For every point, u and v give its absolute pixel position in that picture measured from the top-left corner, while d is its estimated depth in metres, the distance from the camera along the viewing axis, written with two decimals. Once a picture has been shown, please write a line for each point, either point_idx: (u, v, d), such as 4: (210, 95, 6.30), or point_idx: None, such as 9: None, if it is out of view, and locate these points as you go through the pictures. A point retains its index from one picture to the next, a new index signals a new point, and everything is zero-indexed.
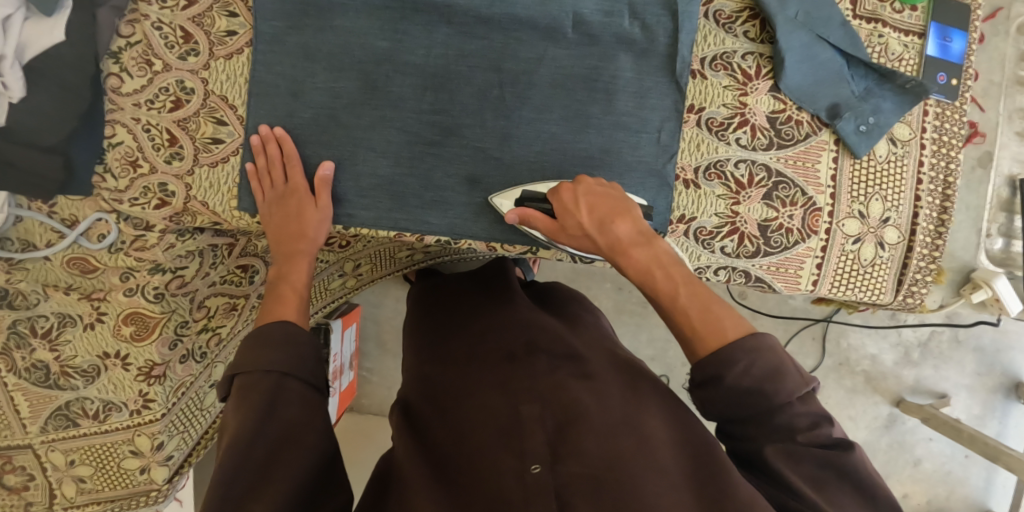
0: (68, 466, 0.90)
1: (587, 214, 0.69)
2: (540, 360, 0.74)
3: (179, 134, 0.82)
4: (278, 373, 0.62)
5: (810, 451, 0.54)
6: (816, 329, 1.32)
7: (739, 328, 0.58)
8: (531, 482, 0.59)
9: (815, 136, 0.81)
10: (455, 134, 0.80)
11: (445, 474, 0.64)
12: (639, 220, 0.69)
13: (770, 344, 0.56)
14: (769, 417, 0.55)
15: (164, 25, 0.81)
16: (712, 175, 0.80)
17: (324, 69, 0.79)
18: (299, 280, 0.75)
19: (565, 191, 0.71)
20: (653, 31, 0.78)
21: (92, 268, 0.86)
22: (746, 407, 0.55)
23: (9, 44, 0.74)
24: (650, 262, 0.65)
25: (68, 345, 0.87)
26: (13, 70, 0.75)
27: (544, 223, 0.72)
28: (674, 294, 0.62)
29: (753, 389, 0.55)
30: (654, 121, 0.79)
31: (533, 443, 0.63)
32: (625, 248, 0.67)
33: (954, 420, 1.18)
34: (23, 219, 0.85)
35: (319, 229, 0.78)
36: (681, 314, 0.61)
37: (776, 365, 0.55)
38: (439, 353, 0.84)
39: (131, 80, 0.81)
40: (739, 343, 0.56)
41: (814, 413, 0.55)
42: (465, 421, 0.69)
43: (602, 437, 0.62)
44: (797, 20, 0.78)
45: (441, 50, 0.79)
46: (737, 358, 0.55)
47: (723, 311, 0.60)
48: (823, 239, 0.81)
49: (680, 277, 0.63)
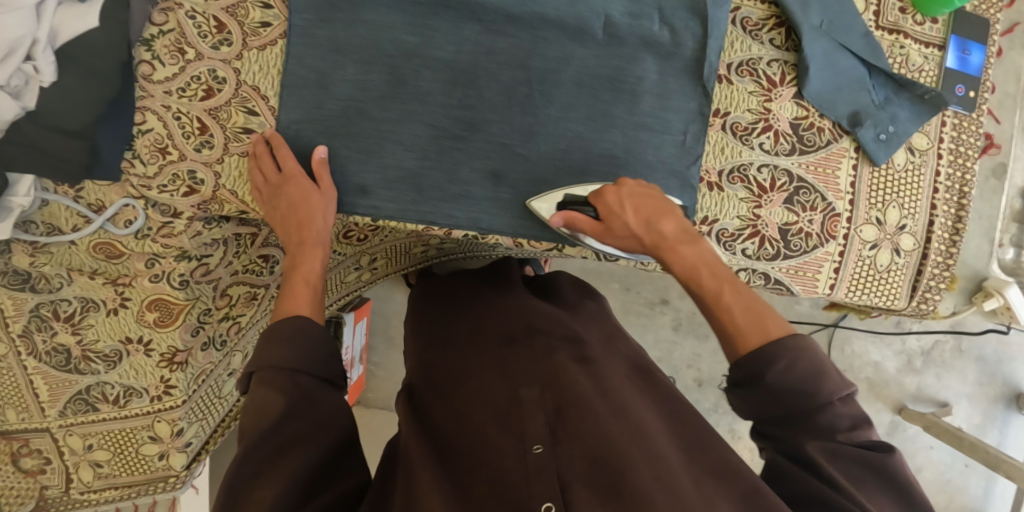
0: (85, 450, 0.91)
1: (633, 215, 0.70)
2: (539, 344, 0.76)
3: (210, 123, 0.82)
4: (288, 372, 0.62)
5: (852, 450, 0.54)
6: (822, 335, 1.34)
7: (782, 328, 0.59)
8: (532, 461, 0.59)
9: (836, 143, 0.82)
10: (479, 130, 0.79)
11: (445, 452, 0.65)
12: (682, 220, 0.71)
13: (811, 344, 0.57)
14: (813, 417, 0.55)
15: (198, 14, 0.82)
16: (736, 178, 0.81)
17: (352, 63, 0.79)
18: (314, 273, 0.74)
19: (609, 194, 0.71)
20: (680, 35, 0.78)
21: (117, 253, 0.87)
22: (784, 405, 0.56)
23: (43, 27, 0.76)
24: (696, 261, 0.66)
25: (91, 329, 0.88)
26: (45, 54, 0.77)
27: (588, 225, 0.73)
28: (717, 291, 0.64)
29: (794, 387, 0.55)
30: (678, 124, 0.79)
31: (532, 425, 0.63)
32: (671, 247, 0.68)
33: (955, 428, 1.20)
34: (48, 203, 0.86)
35: (324, 221, 0.77)
36: (726, 310, 0.62)
37: (819, 364, 0.56)
38: (443, 342, 0.85)
39: (163, 68, 0.83)
40: (780, 341, 0.57)
41: (854, 415, 0.55)
42: (466, 404, 0.70)
43: (602, 419, 0.62)
44: (821, 28, 0.80)
45: (469, 47, 0.78)
46: (778, 356, 0.56)
47: (767, 311, 0.61)
48: (840, 243, 0.83)
49: (724, 275, 0.65)
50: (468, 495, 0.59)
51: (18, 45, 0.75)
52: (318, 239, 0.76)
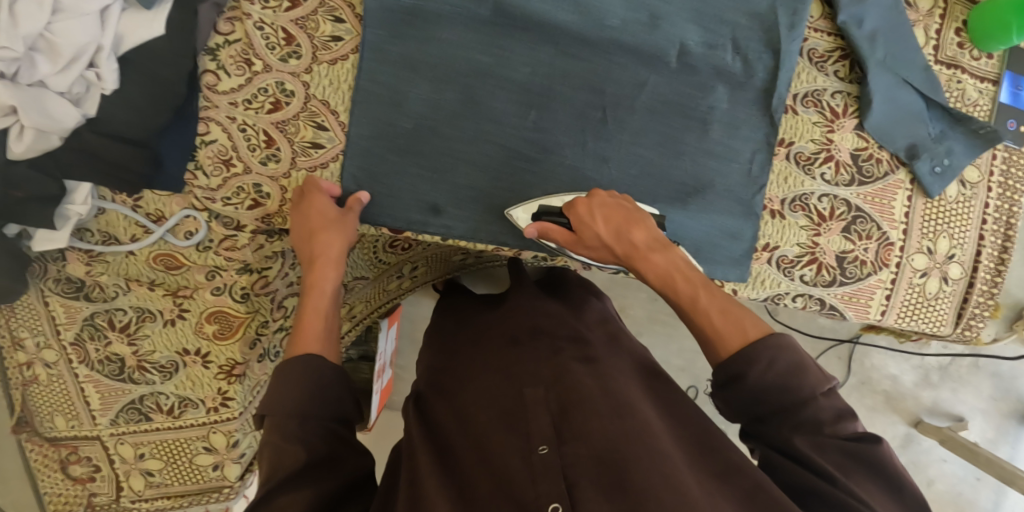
0: (136, 460, 0.91)
1: (603, 226, 0.72)
2: (543, 346, 0.77)
3: (277, 137, 0.82)
4: (297, 417, 0.60)
5: (841, 443, 0.56)
6: (842, 349, 1.38)
7: (760, 328, 0.61)
8: (538, 461, 0.59)
9: (893, 175, 0.84)
10: (551, 152, 0.79)
11: (449, 450, 0.65)
12: (653, 228, 0.72)
13: (789, 341, 0.59)
14: (796, 412, 0.57)
15: (266, 25, 0.81)
16: (798, 207, 0.83)
17: (426, 80, 0.78)
18: (324, 291, 0.72)
19: (580, 206, 0.73)
20: (752, 66, 0.79)
21: (177, 265, 0.86)
22: (768, 403, 0.58)
23: (107, 35, 0.77)
24: (672, 267, 0.68)
25: (147, 340, 0.87)
26: (108, 62, 0.77)
27: (561, 235, 0.74)
28: (694, 298, 0.65)
29: (776, 383, 0.58)
30: (745, 152, 0.81)
31: (537, 425, 0.63)
32: (644, 255, 0.70)
33: (970, 443, 1.24)
34: (105, 211, 0.86)
35: (337, 241, 0.75)
36: (704, 316, 0.64)
37: (798, 360, 0.58)
38: (449, 351, 0.87)
39: (229, 78, 0.82)
40: (760, 341, 0.59)
41: (837, 407, 0.57)
42: (472, 404, 0.70)
43: (606, 419, 0.62)
44: (885, 62, 0.81)
45: (544, 69, 0.78)
46: (760, 355, 0.58)
47: (743, 313, 0.63)
48: (893, 271, 0.85)
49: (697, 281, 0.67)
50: (473, 494, 0.59)
51: (82, 52, 0.76)
52: (331, 259, 0.74)
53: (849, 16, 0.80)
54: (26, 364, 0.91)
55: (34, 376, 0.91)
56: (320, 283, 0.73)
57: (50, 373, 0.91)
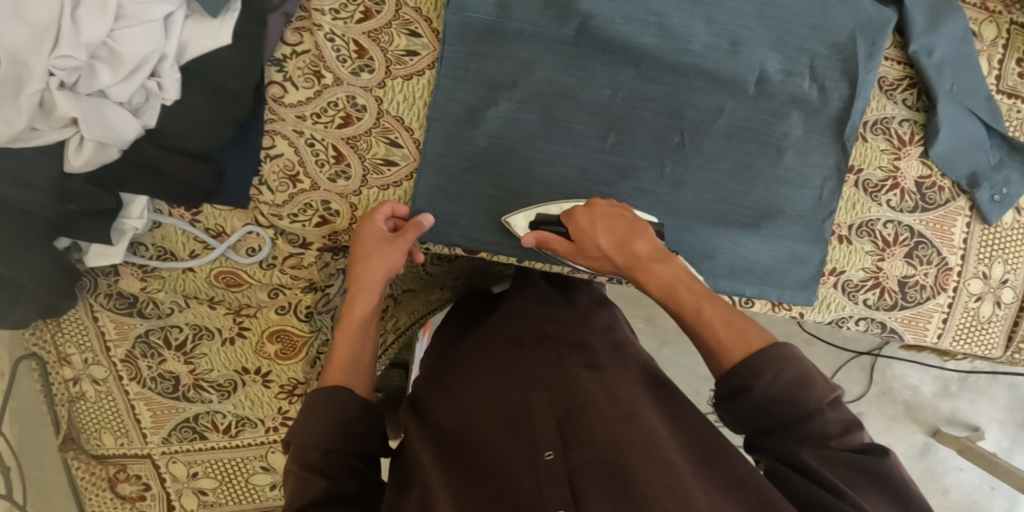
0: (189, 478, 0.89)
1: (604, 235, 0.70)
2: (547, 350, 0.72)
3: (347, 153, 0.79)
4: (320, 450, 0.58)
5: (848, 455, 0.50)
6: (864, 360, 1.41)
7: (766, 340, 0.56)
8: (544, 468, 0.54)
9: (953, 201, 0.85)
10: (629, 176, 0.80)
11: (452, 457, 0.60)
12: (654, 239, 0.69)
13: (796, 352, 0.54)
14: (801, 425, 0.52)
15: (337, 37, 0.78)
16: (864, 232, 0.84)
17: (505, 100, 0.77)
18: (354, 322, 0.70)
19: (580, 213, 0.72)
20: (828, 94, 0.80)
21: (240, 283, 0.85)
22: (772, 416, 0.53)
23: (171, 43, 0.74)
24: (672, 277, 0.65)
25: (204, 359, 0.86)
26: (170, 71, 0.74)
27: (560, 244, 0.73)
28: (696, 309, 0.61)
29: (782, 397, 0.53)
30: (816, 179, 0.82)
31: (543, 429, 0.58)
32: (645, 265, 0.67)
33: (989, 453, 1.28)
34: (161, 225, 0.83)
35: (382, 266, 0.73)
36: (706, 326, 0.59)
37: (805, 372, 0.53)
38: (453, 354, 0.82)
39: (296, 91, 0.79)
40: (763, 353, 0.54)
41: (844, 420, 0.52)
42: (473, 406, 0.65)
43: (612, 424, 0.57)
44: (952, 92, 0.82)
45: (625, 93, 0.78)
46: (765, 367, 0.53)
47: (748, 323, 0.58)
48: (950, 295, 0.87)
49: (701, 291, 0.63)
50: (476, 497, 0.53)
51: (145, 61, 0.72)
52: (373, 283, 0.72)
53: (919, 46, 0.81)
54: (73, 380, 0.89)
55: (81, 393, 0.89)
56: (358, 308, 0.70)
57: (99, 389, 0.88)
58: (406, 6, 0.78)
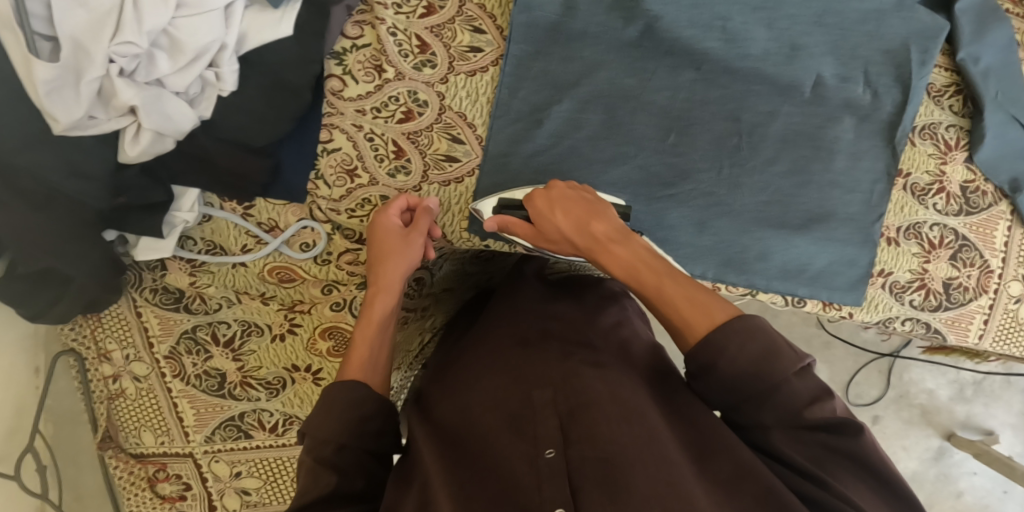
0: (233, 478, 0.87)
1: (563, 217, 0.70)
2: (551, 348, 0.68)
3: (408, 148, 0.79)
4: (335, 444, 0.57)
5: (818, 436, 0.50)
6: (882, 363, 1.45)
7: (728, 312, 0.55)
8: (544, 466, 0.53)
9: (996, 206, 0.86)
10: (689, 177, 0.81)
11: (460, 454, 0.59)
12: (614, 220, 0.69)
13: (759, 324, 0.53)
14: (768, 398, 0.51)
15: (399, 31, 0.77)
16: (911, 235, 0.86)
17: (569, 99, 0.79)
18: (374, 321, 0.68)
19: (538, 198, 0.72)
20: (880, 99, 0.82)
21: (294, 278, 0.84)
22: (740, 390, 0.53)
23: (231, 33, 0.71)
24: (632, 257, 0.65)
25: (252, 355, 0.85)
26: (229, 61, 0.72)
27: (522, 229, 0.73)
28: (658, 288, 0.60)
29: (748, 371, 0.51)
30: (866, 182, 0.83)
31: (545, 427, 0.57)
32: (604, 245, 0.67)
33: (1005, 458, 1.30)
34: (212, 219, 0.81)
35: (404, 264, 0.73)
36: (668, 303, 0.59)
37: (769, 342, 0.51)
38: (456, 343, 0.80)
39: (356, 85, 0.78)
40: (725, 326, 0.53)
41: (813, 389, 0.50)
42: (476, 402, 0.63)
43: (615, 422, 0.55)
44: (996, 99, 0.83)
45: (685, 95, 0.80)
46: (728, 340, 0.52)
47: (711, 297, 0.57)
48: (991, 298, 0.88)
49: (662, 270, 0.62)
50: (480, 497, 0.53)
51: (205, 50, 0.70)
52: (390, 283, 0.71)
53: (967, 54, 0.83)
54: (112, 377, 0.86)
55: (120, 390, 0.86)
56: (377, 306, 0.70)
57: (139, 386, 0.86)
58: (470, 2, 0.78)
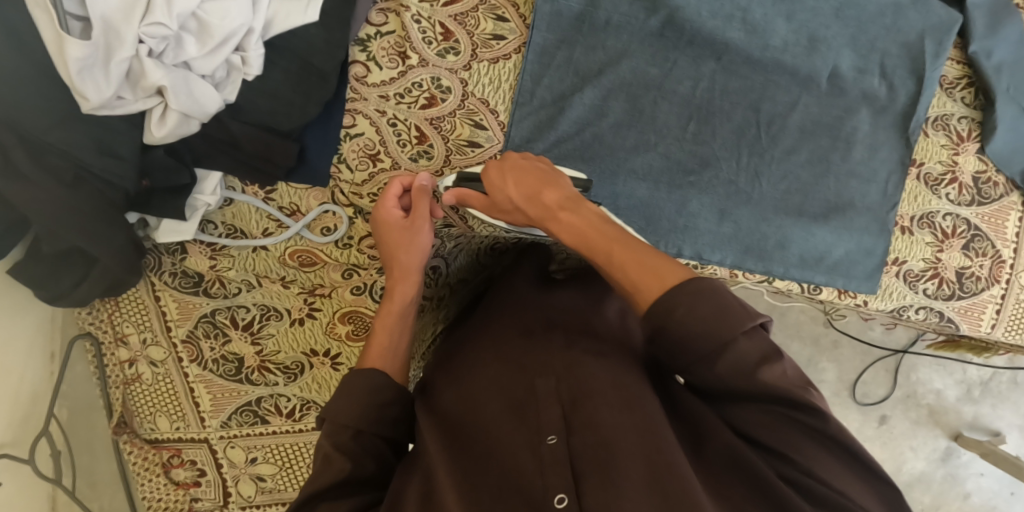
0: (248, 464, 0.87)
1: (514, 188, 0.69)
2: (557, 338, 0.64)
3: (430, 133, 0.80)
4: (353, 430, 0.56)
5: (777, 408, 0.47)
6: (889, 362, 1.45)
7: (679, 273, 0.52)
8: (546, 453, 0.50)
9: (1006, 197, 0.88)
10: (711, 166, 0.82)
11: (459, 441, 0.56)
12: (568, 188, 0.68)
13: (711, 284, 0.49)
14: (714, 361, 0.47)
15: (424, 19, 0.79)
16: (924, 224, 0.87)
17: (591, 87, 0.79)
18: (394, 312, 0.70)
19: (490, 169, 0.71)
20: (896, 91, 0.83)
21: (315, 262, 0.84)
22: (686, 353, 0.49)
23: (258, 18, 0.72)
24: (582, 223, 0.62)
25: (271, 339, 0.85)
26: (256, 45, 0.72)
27: (478, 201, 0.74)
28: (607, 253, 0.58)
29: (697, 334, 0.47)
30: (882, 172, 0.85)
31: (548, 414, 0.54)
32: (555, 215, 0.65)
33: (1013, 457, 1.30)
34: (234, 203, 0.82)
35: (418, 251, 0.74)
36: (617, 269, 0.56)
37: (722, 301, 0.47)
38: (456, 333, 0.78)
39: (380, 71, 0.79)
40: (674, 288, 0.49)
41: (762, 348, 0.46)
42: (477, 389, 0.60)
43: (618, 409, 0.53)
44: (1008, 92, 0.85)
45: (707, 85, 0.80)
46: (674, 302, 0.48)
47: (661, 259, 0.54)
48: (1003, 287, 0.89)
49: (612, 235, 0.59)
50: (477, 485, 0.50)
51: (233, 34, 0.70)
52: (410, 269, 0.73)
53: (979, 47, 0.85)
54: (128, 361, 0.86)
55: (136, 375, 0.86)
56: (399, 294, 0.72)
57: (156, 371, 0.86)
58: None
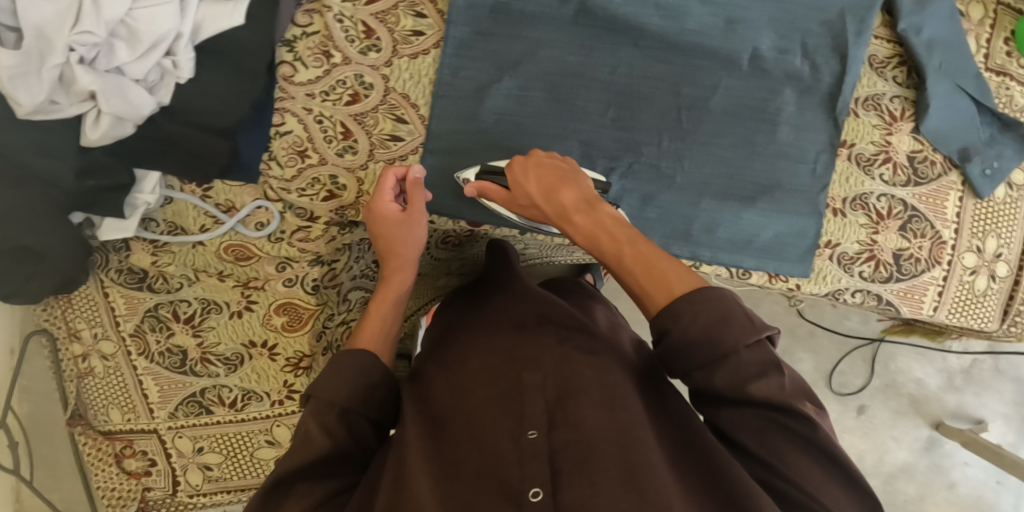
0: (195, 453, 0.90)
1: (535, 185, 0.71)
2: (548, 333, 0.65)
3: (354, 129, 0.82)
4: (339, 408, 0.58)
5: (773, 416, 0.50)
6: (866, 351, 1.43)
7: (687, 282, 0.56)
8: (527, 446, 0.52)
9: (945, 176, 0.87)
10: (632, 150, 0.82)
11: (440, 431, 0.57)
12: (586, 189, 0.70)
13: (720, 295, 0.53)
14: (715, 366, 0.51)
15: (346, 18, 0.81)
16: (858, 206, 0.86)
17: (510, 77, 0.81)
18: (386, 299, 0.75)
19: (515, 164, 0.73)
20: (820, 71, 0.83)
21: (249, 256, 0.87)
22: (690, 358, 0.52)
23: (187, 23, 0.73)
24: (594, 225, 0.66)
25: (211, 332, 0.88)
26: (185, 49, 0.74)
27: (497, 195, 0.75)
28: (617, 254, 0.62)
29: (699, 339, 0.51)
30: (811, 152, 0.84)
31: (532, 408, 0.55)
32: (569, 216, 0.68)
33: (994, 445, 1.27)
34: (173, 201, 0.85)
35: (414, 243, 0.77)
36: (629, 273, 0.60)
37: (724, 310, 0.51)
38: (446, 321, 0.80)
39: (305, 70, 0.81)
40: (684, 296, 0.53)
41: (760, 360, 0.50)
42: (465, 381, 0.61)
43: (599, 410, 0.54)
44: (941, 70, 0.84)
45: (626, 70, 0.81)
46: (683, 309, 0.53)
47: (672, 265, 0.58)
48: (945, 269, 0.88)
49: (623, 237, 0.63)
50: (456, 473, 0.52)
51: (162, 39, 0.72)
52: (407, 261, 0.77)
53: (908, 25, 0.84)
54: (81, 356, 0.90)
55: (89, 369, 0.90)
56: (396, 282, 0.77)
57: (106, 365, 0.89)
58: None
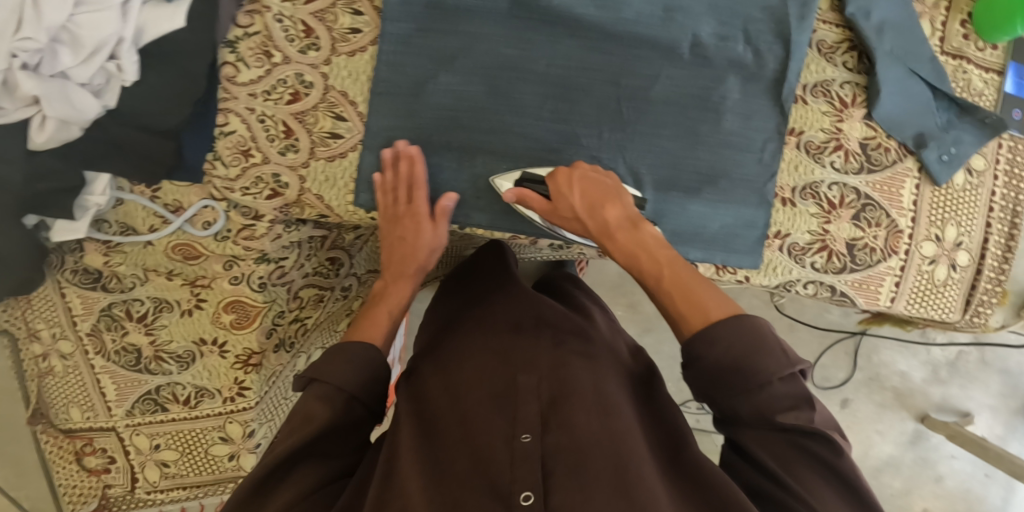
0: (151, 450, 0.92)
1: (579, 198, 0.75)
2: (545, 337, 0.67)
3: (296, 127, 0.83)
4: (346, 394, 0.60)
5: (799, 441, 0.53)
6: (849, 343, 1.38)
7: (722, 306, 0.59)
8: (519, 448, 0.53)
9: (900, 163, 0.85)
10: (573, 143, 0.81)
11: (433, 430, 0.59)
12: (628, 208, 0.74)
13: (754, 324, 0.56)
14: (753, 394, 0.54)
15: (286, 17, 0.81)
16: (808, 195, 0.84)
17: (448, 72, 0.80)
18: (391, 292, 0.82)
19: (559, 176, 0.75)
20: (764, 57, 0.81)
21: (196, 255, 0.88)
22: (726, 385, 0.55)
23: (129, 26, 0.72)
24: (636, 245, 0.70)
25: (164, 330, 0.90)
26: (128, 53, 0.73)
27: (539, 205, 0.77)
28: (656, 274, 0.66)
29: (727, 363, 0.54)
30: (758, 141, 0.83)
31: (524, 411, 0.57)
32: (611, 233, 0.73)
33: (979, 438, 1.23)
34: (123, 202, 0.86)
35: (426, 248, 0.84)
36: (665, 291, 0.64)
37: (757, 342, 0.54)
38: (442, 317, 0.82)
39: (248, 70, 0.81)
40: (721, 319, 0.56)
41: (794, 394, 0.53)
42: (461, 381, 0.63)
43: (593, 417, 0.56)
44: (893, 54, 0.82)
45: (564, 62, 0.80)
46: (721, 335, 0.55)
47: (710, 287, 0.62)
48: (902, 259, 0.86)
49: (664, 258, 0.67)
50: (447, 469, 0.53)
51: (103, 44, 0.71)
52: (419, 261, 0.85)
53: (857, 8, 0.81)
54: (42, 355, 0.92)
55: (49, 367, 0.92)
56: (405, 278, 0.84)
57: (65, 364, 0.91)
58: None
